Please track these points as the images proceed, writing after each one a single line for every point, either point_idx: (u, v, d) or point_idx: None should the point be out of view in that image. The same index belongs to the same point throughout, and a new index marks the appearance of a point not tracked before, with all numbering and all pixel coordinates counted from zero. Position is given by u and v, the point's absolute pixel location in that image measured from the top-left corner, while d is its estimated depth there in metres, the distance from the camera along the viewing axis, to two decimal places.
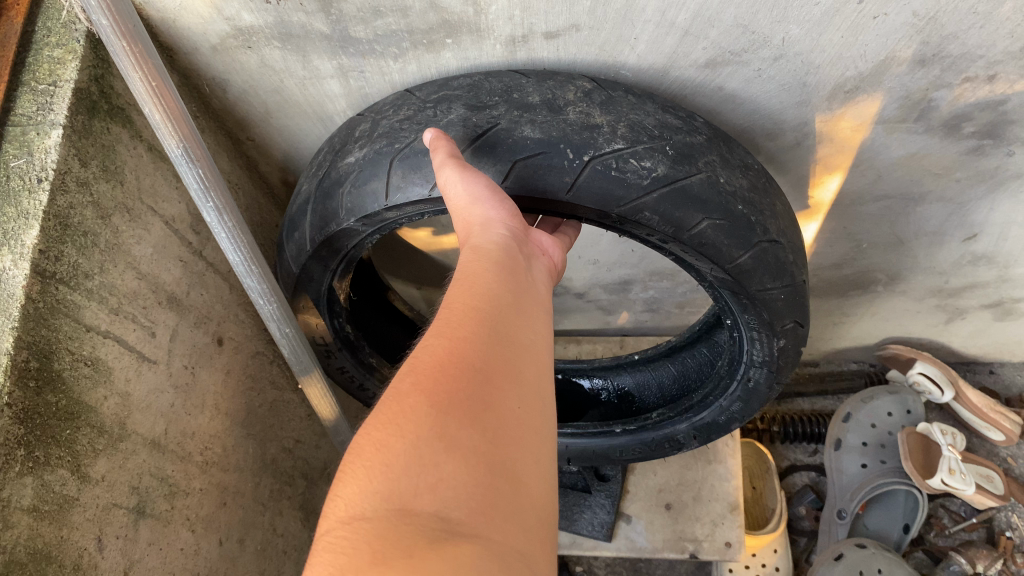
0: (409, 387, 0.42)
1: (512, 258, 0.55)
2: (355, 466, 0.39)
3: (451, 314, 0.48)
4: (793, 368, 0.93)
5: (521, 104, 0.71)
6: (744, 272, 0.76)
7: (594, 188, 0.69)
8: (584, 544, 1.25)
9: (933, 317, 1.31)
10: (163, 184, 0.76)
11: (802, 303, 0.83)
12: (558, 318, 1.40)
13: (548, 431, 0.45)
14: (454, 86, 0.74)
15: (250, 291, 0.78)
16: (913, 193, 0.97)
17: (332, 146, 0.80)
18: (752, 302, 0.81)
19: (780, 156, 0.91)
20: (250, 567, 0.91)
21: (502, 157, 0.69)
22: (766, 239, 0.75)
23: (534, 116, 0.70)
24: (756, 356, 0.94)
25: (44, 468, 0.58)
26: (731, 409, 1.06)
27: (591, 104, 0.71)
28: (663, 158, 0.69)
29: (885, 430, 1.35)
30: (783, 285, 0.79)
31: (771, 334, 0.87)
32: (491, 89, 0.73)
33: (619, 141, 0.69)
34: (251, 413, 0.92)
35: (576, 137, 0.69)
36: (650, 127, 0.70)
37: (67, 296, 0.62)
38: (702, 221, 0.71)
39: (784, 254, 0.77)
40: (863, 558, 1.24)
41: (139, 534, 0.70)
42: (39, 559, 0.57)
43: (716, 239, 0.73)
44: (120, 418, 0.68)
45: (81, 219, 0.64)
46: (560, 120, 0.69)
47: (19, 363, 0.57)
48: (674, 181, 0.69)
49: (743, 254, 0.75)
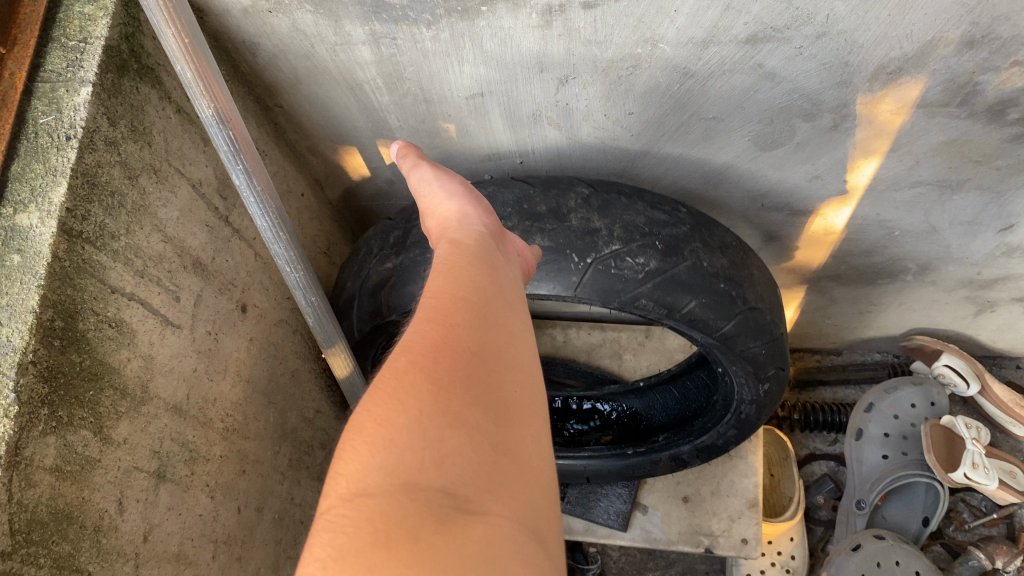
0: (406, 366, 0.41)
1: (489, 252, 0.57)
2: (354, 442, 0.38)
3: (437, 300, 0.48)
4: (777, 404, 1.02)
5: (531, 214, 0.86)
6: (730, 338, 0.89)
7: (600, 284, 0.83)
8: (597, 532, 1.25)
9: (962, 309, 1.29)
10: (190, 147, 0.75)
11: (780, 352, 0.95)
12: (580, 300, 1.38)
13: (542, 416, 0.45)
14: (477, 194, 0.90)
15: (277, 258, 0.76)
16: (950, 180, 0.94)
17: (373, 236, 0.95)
18: (738, 360, 0.92)
19: (816, 140, 0.89)
20: (268, 535, 0.91)
21: (524, 257, 0.84)
22: (745, 307, 0.88)
23: (542, 225, 0.85)
24: (744, 396, 1.01)
25: (67, 428, 0.58)
26: (727, 435, 1.11)
27: (590, 210, 0.86)
28: (654, 253, 0.84)
29: (908, 421, 1.33)
30: (764, 341, 0.92)
31: (756, 380, 0.96)
32: (504, 201, 0.88)
33: (616, 242, 0.84)
34: (272, 381, 0.92)
35: (579, 243, 0.83)
36: (641, 226, 0.86)
37: (92, 255, 0.61)
38: (691, 302, 0.85)
39: (762, 316, 0.90)
40: (880, 549, 1.24)
41: (159, 498, 0.70)
42: (60, 519, 0.57)
43: (705, 314, 0.86)
44: (143, 381, 0.67)
45: (109, 178, 0.63)
46: (565, 228, 0.84)
47: (44, 322, 0.56)
48: (665, 271, 0.84)
49: (728, 323, 0.88)
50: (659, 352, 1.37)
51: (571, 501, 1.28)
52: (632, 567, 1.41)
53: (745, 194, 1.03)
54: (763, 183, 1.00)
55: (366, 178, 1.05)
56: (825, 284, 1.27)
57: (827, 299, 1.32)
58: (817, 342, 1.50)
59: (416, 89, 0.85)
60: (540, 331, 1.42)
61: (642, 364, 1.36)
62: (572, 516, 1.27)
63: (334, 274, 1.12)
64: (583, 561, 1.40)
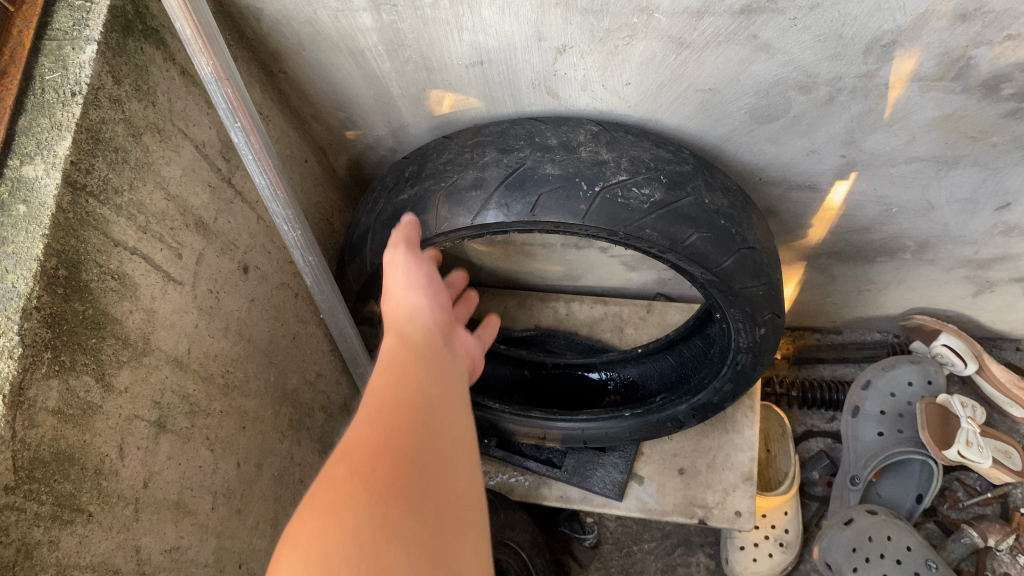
0: (345, 476, 0.43)
1: (436, 353, 0.60)
2: (290, 555, 0.40)
3: (378, 408, 0.50)
4: (775, 351, 1.03)
5: (542, 146, 0.88)
6: (729, 275, 0.91)
7: (606, 213, 0.85)
8: (594, 501, 1.26)
9: (961, 289, 1.29)
10: (194, 109, 0.77)
11: (778, 295, 0.97)
12: (581, 274, 1.40)
13: (482, 522, 0.47)
14: (487, 134, 0.93)
15: (274, 216, 0.77)
16: (946, 156, 0.95)
17: (384, 184, 0.98)
18: (736, 299, 0.95)
19: (812, 113, 0.90)
20: (267, 491, 0.93)
21: (529, 191, 0.86)
22: (744, 246, 0.90)
23: (553, 156, 0.87)
24: (742, 343, 1.03)
25: (69, 373, 0.60)
26: (724, 390, 1.12)
27: (599, 144, 0.88)
28: (659, 185, 0.86)
29: (904, 400, 1.34)
30: (762, 283, 0.94)
31: (753, 323, 0.98)
32: (516, 135, 0.90)
33: (623, 173, 0.86)
34: (274, 342, 0.94)
35: (588, 171, 0.86)
36: (647, 161, 0.88)
37: (96, 209, 0.63)
38: (692, 235, 0.88)
39: (761, 257, 0.92)
40: (873, 524, 1.26)
41: (159, 447, 0.72)
42: (62, 460, 0.59)
43: (705, 249, 0.88)
44: (144, 333, 0.69)
45: (113, 135, 0.65)
46: (575, 159, 0.87)
47: (48, 271, 0.58)
48: (669, 204, 0.86)
49: (727, 260, 0.90)
50: (660, 328, 1.38)
51: (568, 470, 1.28)
52: (627, 538, 1.43)
53: (744, 168, 1.03)
54: (760, 159, 1.00)
55: (369, 146, 1.07)
56: (823, 262, 1.27)
57: (826, 277, 1.33)
58: (817, 320, 1.51)
59: (416, 57, 0.86)
60: (542, 304, 1.44)
61: (642, 339, 1.38)
62: (568, 486, 1.28)
63: (337, 241, 1.14)
64: (580, 529, 1.42)
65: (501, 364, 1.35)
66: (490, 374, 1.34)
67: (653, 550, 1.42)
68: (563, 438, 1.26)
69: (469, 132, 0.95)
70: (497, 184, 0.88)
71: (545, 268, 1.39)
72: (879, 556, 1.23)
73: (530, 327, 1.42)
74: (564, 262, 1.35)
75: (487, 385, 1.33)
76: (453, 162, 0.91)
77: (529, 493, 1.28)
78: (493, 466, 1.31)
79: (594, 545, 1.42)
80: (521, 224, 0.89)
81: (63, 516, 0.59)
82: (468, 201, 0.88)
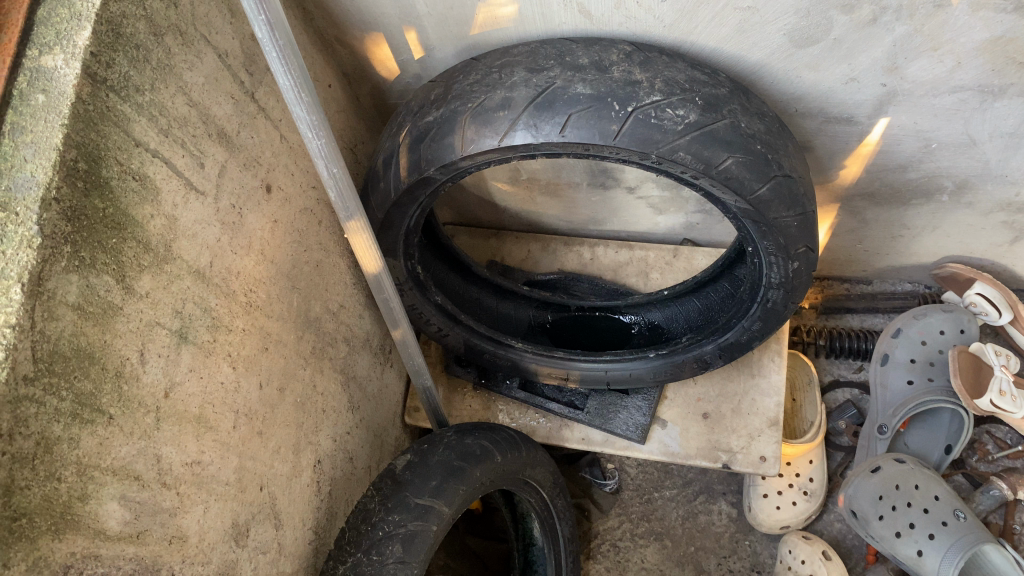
0: None
1: None
2: None
3: None
4: (807, 288, 1.01)
5: (573, 66, 0.86)
6: (764, 203, 0.88)
7: (638, 134, 0.83)
8: (616, 444, 1.25)
9: (998, 235, 1.26)
10: (217, 16, 0.75)
11: (813, 228, 0.94)
12: (607, 217, 1.37)
13: None
14: (515, 54, 0.90)
15: (299, 123, 0.75)
16: (992, 85, 0.92)
17: (409, 108, 0.95)
18: (770, 229, 0.92)
19: (854, 35, 0.86)
20: (289, 417, 0.92)
21: (559, 111, 0.84)
22: (780, 173, 0.87)
23: (584, 76, 0.85)
24: (773, 278, 1.01)
25: (89, 270, 0.59)
26: (753, 329, 1.10)
27: (632, 64, 0.86)
28: (693, 107, 0.84)
29: (935, 349, 1.31)
30: (797, 214, 0.91)
31: (787, 257, 0.96)
32: (546, 55, 0.88)
33: (657, 94, 0.84)
34: (297, 267, 0.92)
35: (620, 92, 0.84)
36: (681, 82, 0.85)
37: (116, 105, 0.62)
38: (728, 159, 0.85)
39: (797, 186, 0.89)
40: (900, 472, 1.24)
41: (181, 358, 0.71)
42: (82, 357, 0.58)
43: (740, 173, 0.85)
44: (166, 241, 0.68)
45: (134, 31, 0.64)
46: (606, 78, 0.84)
47: (67, 161, 0.57)
48: (703, 125, 0.84)
49: (762, 186, 0.87)
50: (687, 273, 1.36)
51: (590, 412, 1.26)
52: (649, 484, 1.42)
53: (779, 98, 1.00)
54: (796, 88, 0.97)
55: (393, 73, 1.04)
56: (856, 204, 1.24)
57: (859, 222, 1.29)
58: (847, 269, 1.47)
59: None
60: (566, 249, 1.42)
61: (668, 283, 1.35)
62: (590, 428, 1.26)
63: (361, 172, 1.12)
64: (601, 475, 1.41)
65: (523, 306, 1.32)
66: (512, 316, 1.31)
67: (675, 497, 1.40)
68: (587, 380, 1.24)
69: (496, 54, 0.92)
70: (525, 104, 0.85)
71: (570, 210, 1.36)
72: (906, 505, 1.21)
73: (553, 271, 1.40)
74: (589, 203, 1.33)
75: (509, 326, 1.31)
76: (480, 82, 0.88)
77: (551, 435, 1.27)
78: (514, 408, 1.29)
79: (614, 490, 1.41)
80: (551, 146, 0.86)
81: (83, 415, 0.58)
82: (495, 121, 0.86)
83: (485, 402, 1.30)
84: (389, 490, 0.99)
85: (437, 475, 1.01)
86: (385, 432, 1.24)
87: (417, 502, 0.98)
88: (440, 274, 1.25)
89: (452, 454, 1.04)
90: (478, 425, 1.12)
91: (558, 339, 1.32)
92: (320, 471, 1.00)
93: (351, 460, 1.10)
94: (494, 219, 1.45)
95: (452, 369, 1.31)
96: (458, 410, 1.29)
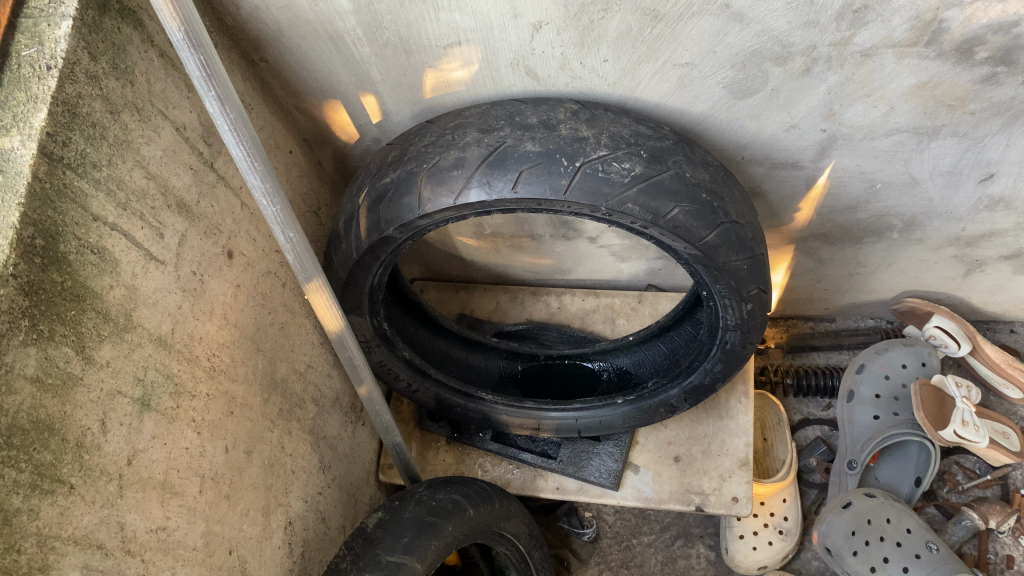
0: None
1: None
2: None
3: None
4: (764, 328, 1.03)
5: (522, 125, 0.89)
6: (712, 248, 0.91)
7: (587, 188, 0.86)
8: (590, 491, 1.25)
9: (950, 269, 1.30)
10: (174, 91, 0.78)
11: (763, 270, 0.97)
12: (572, 267, 1.40)
13: None
14: (467, 116, 0.93)
15: (254, 190, 0.77)
16: (926, 127, 0.96)
17: (368, 170, 0.98)
18: (721, 273, 0.95)
19: (789, 86, 0.90)
20: (257, 479, 0.92)
21: (510, 168, 0.87)
22: (727, 220, 0.90)
23: (533, 134, 0.88)
24: (729, 320, 1.04)
25: (47, 342, 0.60)
26: (715, 370, 1.13)
27: (578, 122, 0.89)
28: (639, 160, 0.87)
29: (898, 382, 1.34)
30: (746, 257, 0.94)
31: (740, 299, 0.98)
32: (497, 116, 0.91)
33: (603, 149, 0.87)
34: (262, 329, 0.94)
35: (568, 148, 0.87)
36: (627, 137, 0.88)
37: (74, 181, 0.64)
38: (674, 209, 0.88)
39: (744, 231, 0.92)
40: (872, 506, 1.26)
41: (144, 425, 0.72)
42: (41, 429, 0.59)
43: (687, 222, 0.89)
44: (126, 310, 0.69)
45: (90, 110, 0.66)
46: (554, 136, 0.88)
47: (24, 238, 0.59)
48: (649, 177, 0.87)
49: (710, 233, 0.90)
50: (652, 318, 1.38)
51: (563, 460, 1.28)
52: (627, 531, 1.42)
53: (726, 146, 1.03)
54: (741, 137, 1.01)
55: (353, 137, 1.08)
56: (812, 245, 1.27)
57: (816, 261, 1.33)
58: (810, 307, 1.51)
59: (395, 39, 0.88)
60: (534, 299, 1.44)
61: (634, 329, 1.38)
62: (564, 476, 1.27)
63: (324, 233, 1.14)
64: (579, 524, 1.41)
65: (493, 358, 1.34)
66: (481, 367, 1.33)
67: (653, 542, 1.41)
68: (558, 428, 1.25)
69: (450, 115, 0.95)
70: (478, 163, 0.88)
71: (535, 261, 1.39)
72: (879, 539, 1.22)
73: (522, 321, 1.42)
74: (553, 255, 1.36)
75: (479, 378, 1.32)
76: (434, 144, 0.91)
77: (525, 485, 1.27)
78: (488, 460, 1.30)
79: (592, 539, 1.41)
80: (505, 202, 0.89)
81: (42, 485, 0.59)
82: (449, 181, 0.88)
83: (459, 455, 1.31)
84: (361, 548, 1.00)
85: (408, 531, 1.01)
86: (359, 490, 1.24)
87: (389, 559, 0.98)
88: (408, 329, 1.26)
89: (424, 510, 1.04)
90: (451, 478, 1.13)
91: (529, 388, 1.34)
92: (292, 532, 1.00)
93: (324, 520, 1.10)
94: (462, 273, 1.47)
95: (425, 424, 1.33)
96: (432, 465, 1.30)
